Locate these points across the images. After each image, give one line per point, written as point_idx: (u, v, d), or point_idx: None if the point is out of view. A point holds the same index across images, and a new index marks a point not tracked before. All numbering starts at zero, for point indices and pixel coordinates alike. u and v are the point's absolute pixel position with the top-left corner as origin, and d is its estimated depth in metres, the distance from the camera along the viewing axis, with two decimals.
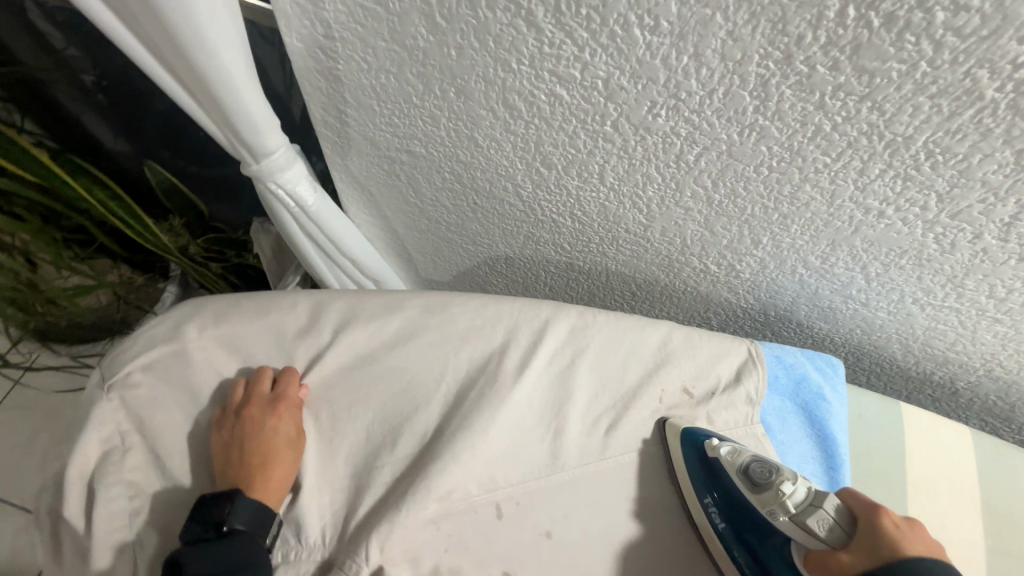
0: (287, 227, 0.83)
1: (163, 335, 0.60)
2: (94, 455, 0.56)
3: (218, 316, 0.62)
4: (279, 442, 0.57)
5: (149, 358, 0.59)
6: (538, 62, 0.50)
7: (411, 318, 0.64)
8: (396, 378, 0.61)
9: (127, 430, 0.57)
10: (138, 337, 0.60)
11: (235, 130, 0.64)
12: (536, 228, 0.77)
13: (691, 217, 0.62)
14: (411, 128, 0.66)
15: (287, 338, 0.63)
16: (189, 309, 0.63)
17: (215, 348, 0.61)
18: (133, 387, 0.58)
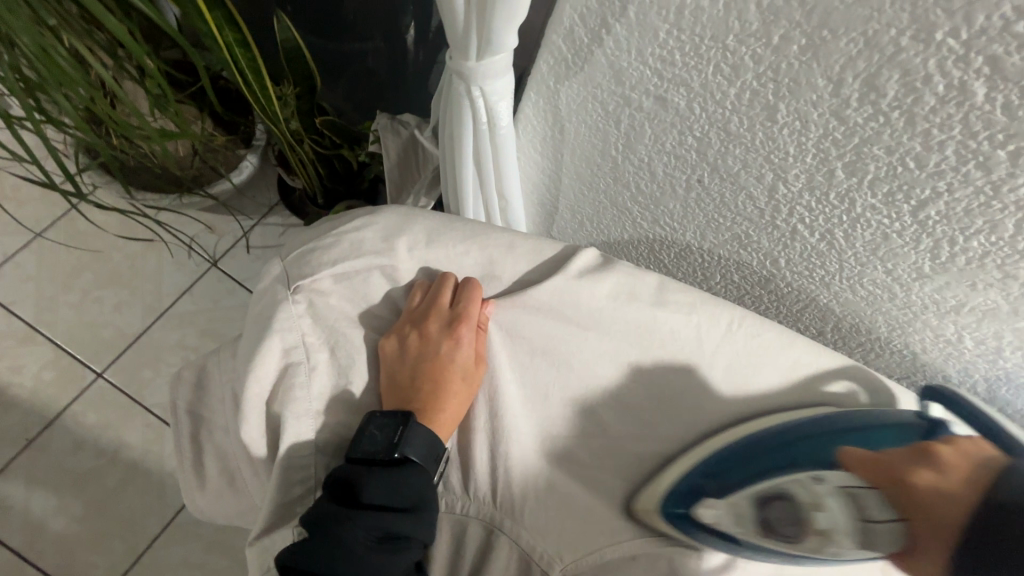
0: (461, 142, 0.69)
1: (371, 242, 0.51)
2: (272, 366, 0.49)
3: (418, 236, 0.52)
4: (455, 366, 0.52)
5: (348, 267, 0.50)
6: (981, 42, 0.36)
7: (641, 293, 0.52)
8: (600, 370, 0.54)
9: (319, 341, 0.51)
10: (340, 237, 0.51)
11: (484, 11, 0.50)
12: (756, 230, 0.64)
13: (999, 286, 0.50)
14: (692, 72, 0.52)
15: (502, 279, 0.54)
16: (395, 216, 0.53)
17: (421, 272, 0.53)
18: (323, 295, 0.50)
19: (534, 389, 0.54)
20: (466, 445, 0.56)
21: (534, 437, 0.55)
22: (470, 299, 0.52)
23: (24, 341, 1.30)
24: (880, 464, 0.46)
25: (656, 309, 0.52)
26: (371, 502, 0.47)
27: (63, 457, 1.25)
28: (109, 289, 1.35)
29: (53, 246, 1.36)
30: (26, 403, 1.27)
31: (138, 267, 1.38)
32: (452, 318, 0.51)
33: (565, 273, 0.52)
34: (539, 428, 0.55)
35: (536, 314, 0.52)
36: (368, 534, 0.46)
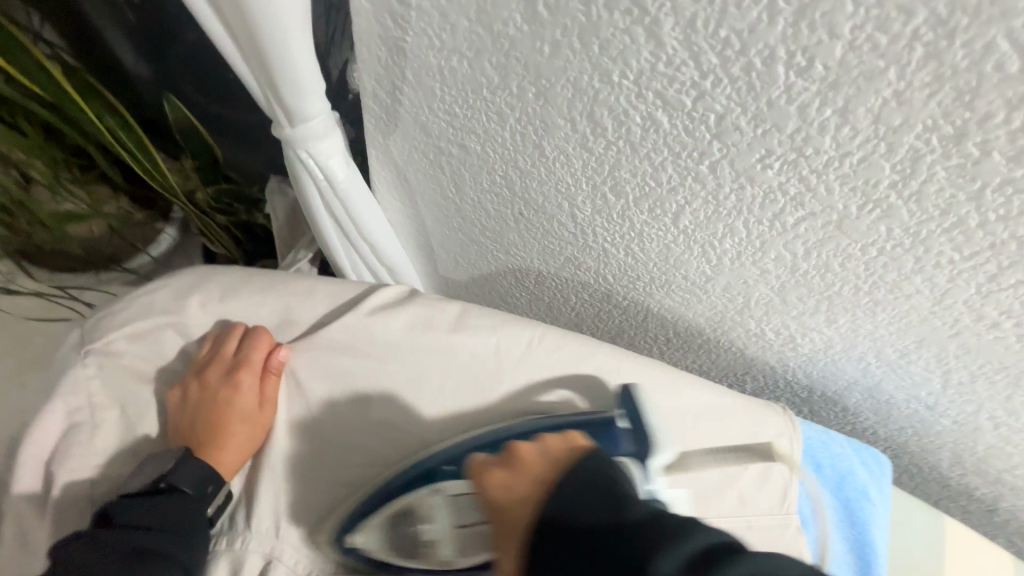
0: (307, 200, 0.75)
1: (161, 304, 0.56)
2: (54, 426, 0.53)
3: (214, 290, 0.57)
4: (235, 410, 0.55)
5: (139, 327, 0.55)
6: (645, 80, 0.43)
7: (434, 323, 0.57)
8: (395, 397, 0.56)
9: (103, 403, 0.55)
10: (128, 301, 0.56)
11: (277, 87, 0.56)
12: (580, 252, 0.69)
13: (764, 280, 0.56)
14: (472, 121, 0.58)
15: (302, 324, 0.57)
16: (190, 276, 0.58)
17: (213, 322, 0.57)
18: (114, 356, 0.55)
19: (334, 423, 0.56)
20: (255, 485, 0.57)
21: (343, 478, 0.56)
22: (250, 344, 0.56)
23: None
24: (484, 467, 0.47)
25: (450, 335, 0.56)
26: (123, 524, 0.49)
27: None
28: (31, 372, 1.36)
29: None
30: None
31: (60, 347, 1.39)
32: (232, 364, 0.54)
33: (355, 310, 0.56)
34: (348, 466, 0.56)
35: (331, 353, 0.56)
36: (117, 549, 0.47)
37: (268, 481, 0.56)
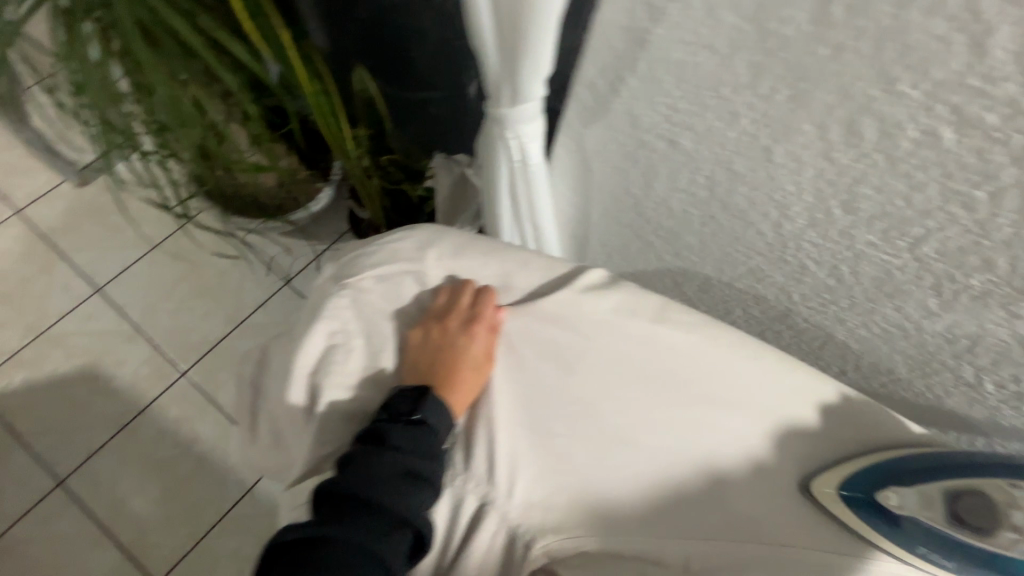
0: (496, 176, 0.78)
1: (408, 251, 0.59)
2: (318, 344, 0.58)
3: (451, 247, 0.60)
4: (471, 359, 0.58)
5: (387, 271, 0.59)
6: (941, 93, 0.40)
7: (641, 312, 0.58)
8: (601, 374, 0.58)
9: (353, 329, 0.58)
10: (385, 244, 0.59)
11: (513, 69, 0.59)
12: (769, 264, 0.67)
13: (1007, 325, 0.50)
14: (695, 118, 0.58)
15: (518, 293, 0.60)
16: (428, 230, 0.61)
17: (445, 278, 0.60)
18: (365, 292, 0.58)
19: (538, 389, 0.59)
20: (471, 434, 0.59)
21: (544, 443, 0.58)
22: (484, 301, 0.58)
23: (127, 339, 1.50)
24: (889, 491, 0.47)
25: (658, 325, 0.57)
26: (393, 445, 0.52)
27: (147, 443, 1.41)
28: (200, 299, 1.55)
29: (160, 258, 1.58)
30: (120, 394, 1.45)
31: (225, 281, 1.57)
32: (471, 318, 0.57)
33: (572, 286, 0.58)
34: (549, 433, 0.58)
35: (546, 325, 0.58)
36: (394, 468, 0.51)
37: (485, 433, 0.58)
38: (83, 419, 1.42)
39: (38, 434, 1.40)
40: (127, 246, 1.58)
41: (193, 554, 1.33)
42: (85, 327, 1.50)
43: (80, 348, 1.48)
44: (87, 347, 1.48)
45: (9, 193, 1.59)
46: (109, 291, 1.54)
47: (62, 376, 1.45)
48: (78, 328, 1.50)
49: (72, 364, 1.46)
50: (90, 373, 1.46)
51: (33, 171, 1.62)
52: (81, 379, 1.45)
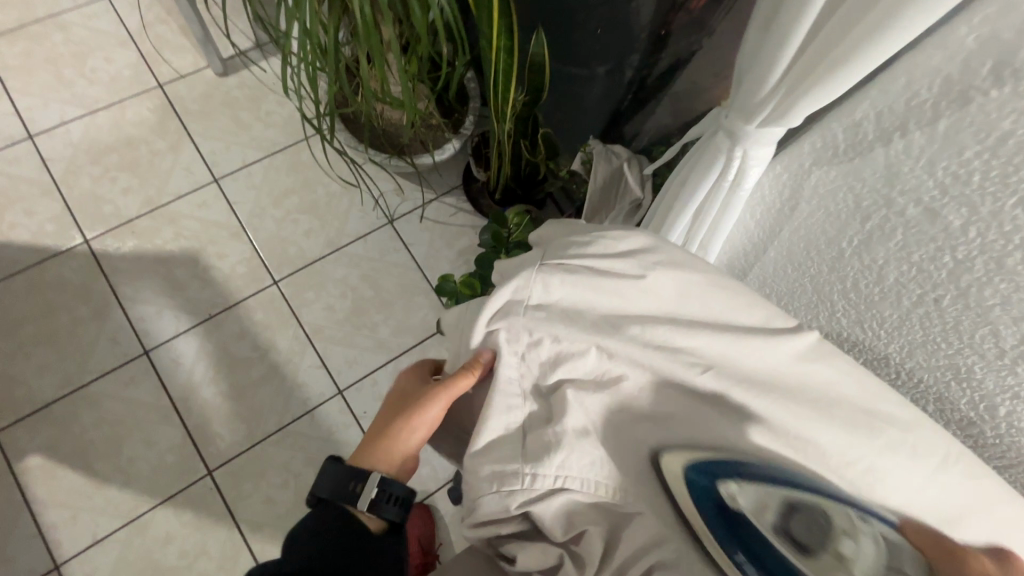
0: (691, 189, 0.73)
1: (619, 254, 0.54)
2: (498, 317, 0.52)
3: (672, 267, 0.53)
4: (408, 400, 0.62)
5: (593, 265, 0.53)
6: None
7: (862, 394, 0.51)
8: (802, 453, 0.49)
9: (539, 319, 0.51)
10: (593, 244, 0.54)
11: (800, 91, 0.52)
12: (983, 367, 0.60)
13: None
14: (982, 197, 0.51)
15: (728, 330, 0.51)
16: (640, 240, 0.55)
17: (655, 294, 0.52)
18: (565, 282, 0.51)
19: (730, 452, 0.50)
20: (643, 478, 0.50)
21: None
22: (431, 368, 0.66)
23: (232, 236, 1.53)
24: (923, 535, 0.48)
25: (882, 413, 0.51)
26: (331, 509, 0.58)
27: (228, 338, 1.46)
28: (306, 215, 1.57)
29: (277, 165, 1.59)
30: (214, 285, 1.49)
31: (334, 204, 1.58)
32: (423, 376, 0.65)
33: (796, 344, 0.51)
34: None
35: (756, 381, 0.50)
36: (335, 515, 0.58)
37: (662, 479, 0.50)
38: (177, 299, 1.47)
39: (136, 301, 1.46)
40: (250, 145, 1.60)
41: (247, 455, 1.37)
42: (198, 213, 1.54)
43: (189, 231, 1.52)
44: (195, 232, 1.52)
45: (156, 65, 1.63)
46: (225, 184, 1.56)
47: (168, 253, 1.50)
48: (190, 212, 1.54)
49: (181, 244, 1.51)
50: (193, 257, 1.50)
51: (181, 49, 1.64)
52: (183, 260, 1.50)
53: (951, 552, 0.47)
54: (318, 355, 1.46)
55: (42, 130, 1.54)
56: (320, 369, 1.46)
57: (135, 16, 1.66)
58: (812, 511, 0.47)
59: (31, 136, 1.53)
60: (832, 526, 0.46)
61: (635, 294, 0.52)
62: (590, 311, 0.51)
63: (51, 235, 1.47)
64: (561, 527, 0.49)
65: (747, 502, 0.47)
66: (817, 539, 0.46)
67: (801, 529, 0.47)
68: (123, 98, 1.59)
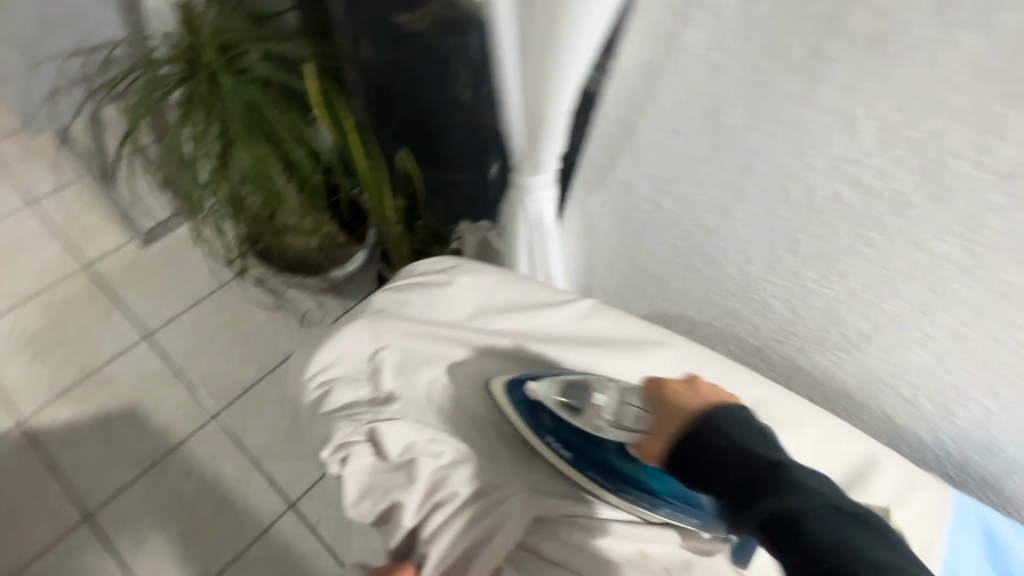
0: (516, 226, 0.95)
1: (439, 271, 0.69)
2: (343, 336, 0.62)
3: (473, 270, 0.70)
4: None
5: (419, 282, 0.68)
6: (838, 164, 0.57)
7: (632, 333, 0.69)
8: None
9: (379, 330, 0.63)
10: (417, 268, 0.70)
11: (535, 146, 0.78)
12: (741, 304, 0.81)
13: (923, 343, 0.63)
14: (673, 185, 0.75)
15: (525, 308, 0.68)
16: (455, 259, 0.72)
17: (469, 293, 0.68)
18: (397, 299, 0.66)
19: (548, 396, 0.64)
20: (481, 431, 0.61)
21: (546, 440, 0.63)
22: None
23: (168, 382, 1.62)
24: (662, 381, 0.54)
25: (650, 341, 0.68)
26: None
27: (173, 481, 1.49)
28: (238, 347, 1.69)
29: (205, 309, 1.74)
30: (153, 434, 1.55)
31: (263, 332, 1.72)
32: None
33: (575, 307, 0.69)
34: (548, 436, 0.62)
35: (550, 339, 0.67)
36: None
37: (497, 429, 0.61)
38: (117, 456, 1.51)
39: (76, 468, 1.49)
40: (178, 297, 1.75)
41: None
42: (131, 369, 1.63)
43: (124, 389, 1.60)
44: (130, 388, 1.60)
45: (83, 247, 1.80)
46: (157, 338, 1.68)
47: (105, 413, 1.56)
48: (124, 370, 1.63)
49: (118, 402, 1.58)
50: (131, 412, 1.57)
51: (106, 231, 1.83)
52: (121, 417, 1.56)
53: (665, 383, 0.53)
54: (265, 475, 1.51)
55: None
56: (269, 487, 1.50)
57: (59, 213, 1.85)
58: (586, 381, 0.58)
59: None
60: (596, 391, 0.57)
61: (452, 297, 0.67)
62: (421, 318, 0.65)
63: None
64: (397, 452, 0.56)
65: (542, 389, 0.59)
66: (581, 402, 0.58)
67: (575, 400, 0.58)
68: (51, 284, 1.74)
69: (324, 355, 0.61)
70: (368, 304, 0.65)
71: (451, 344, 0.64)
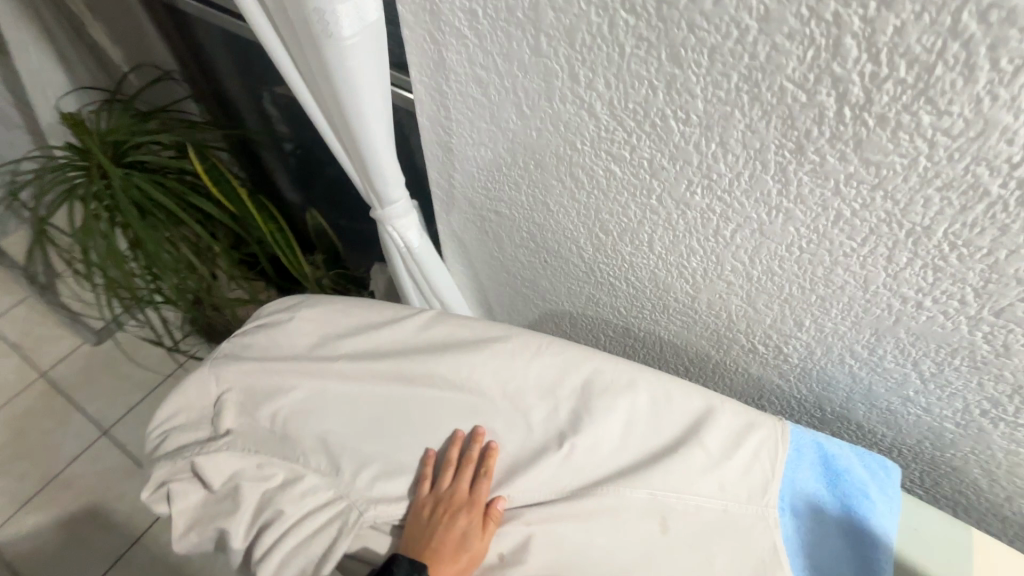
0: (392, 258, 0.99)
1: (284, 309, 0.73)
2: (189, 387, 0.67)
3: (317, 303, 0.73)
4: (452, 544, 0.58)
5: (264, 322, 0.72)
6: (597, 144, 0.62)
7: (474, 332, 0.71)
8: (432, 387, 0.67)
9: (222, 376, 0.67)
10: (266, 310, 0.74)
11: (370, 179, 0.83)
12: (596, 288, 0.84)
13: (734, 292, 0.66)
14: (499, 191, 0.80)
15: (366, 328, 0.71)
16: (304, 296, 0.76)
17: (311, 324, 0.71)
18: (243, 343, 0.70)
19: (388, 406, 0.65)
20: (321, 454, 0.63)
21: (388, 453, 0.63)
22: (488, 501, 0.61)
23: (127, 474, 1.63)
24: None
25: (489, 337, 0.70)
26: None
27: (139, 572, 1.48)
28: None
29: (159, 395, 1.77)
30: (117, 528, 1.55)
31: None
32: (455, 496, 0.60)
33: (415, 319, 0.72)
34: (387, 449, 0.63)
35: (390, 352, 0.69)
36: None
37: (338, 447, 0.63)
38: (82, 557, 1.51)
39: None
40: (132, 389, 1.78)
41: None
42: (91, 467, 1.65)
43: (85, 487, 1.61)
44: (91, 486, 1.62)
45: (37, 358, 1.85)
46: (114, 432, 1.70)
47: (68, 515, 1.57)
48: (84, 469, 1.65)
49: (79, 502, 1.59)
50: (92, 510, 1.58)
51: (60, 337, 1.89)
52: (83, 517, 1.57)
53: None
54: None
55: None
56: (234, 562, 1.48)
57: (12, 328, 1.91)
58: None
59: None
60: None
61: (293, 330, 0.70)
62: (263, 355, 0.68)
63: None
64: (217, 479, 0.62)
65: None
66: None
67: None
68: (9, 398, 1.78)
69: (168, 405, 0.66)
70: (215, 352, 0.70)
71: (290, 375, 0.66)
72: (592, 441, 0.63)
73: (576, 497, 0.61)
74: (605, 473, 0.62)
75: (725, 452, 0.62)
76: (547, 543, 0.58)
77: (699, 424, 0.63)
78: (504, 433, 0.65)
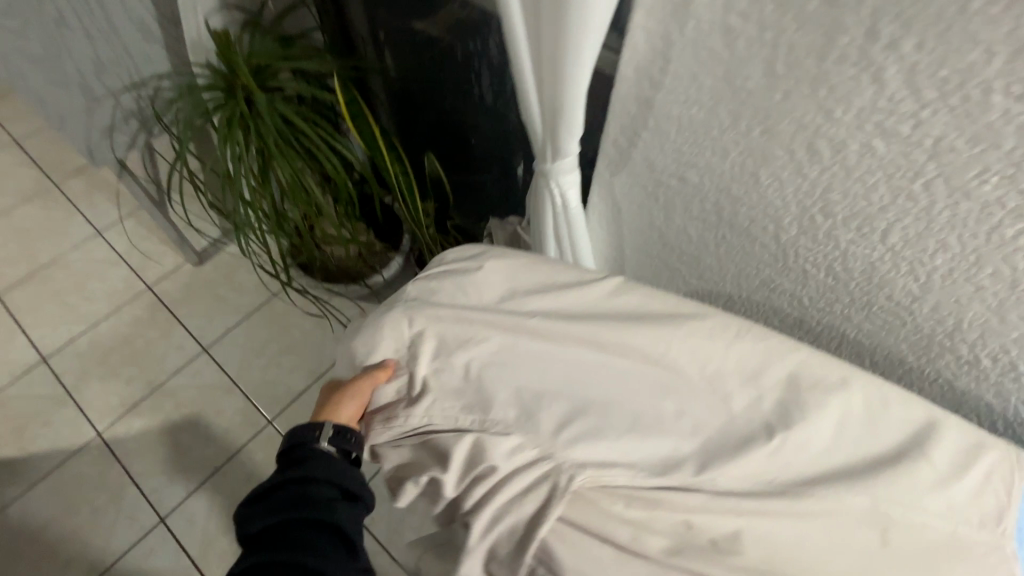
0: (542, 216, 0.94)
1: (466, 258, 0.71)
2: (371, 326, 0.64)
3: (500, 255, 0.71)
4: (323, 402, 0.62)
5: (447, 269, 0.70)
6: (866, 115, 0.55)
7: (665, 305, 0.68)
8: (625, 359, 0.64)
9: (408, 318, 0.64)
10: (448, 257, 0.72)
11: (554, 128, 0.78)
12: (779, 274, 0.78)
13: (979, 298, 0.60)
14: (697, 156, 0.74)
15: (553, 287, 0.69)
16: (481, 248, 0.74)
17: (497, 276, 0.69)
18: (426, 287, 0.68)
19: (581, 374, 0.63)
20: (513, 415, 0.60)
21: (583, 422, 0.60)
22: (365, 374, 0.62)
23: (225, 392, 1.71)
24: None
25: (683, 312, 0.67)
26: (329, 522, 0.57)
27: (234, 484, 1.57)
28: (286, 356, 1.77)
29: (255, 322, 1.83)
30: (216, 441, 1.64)
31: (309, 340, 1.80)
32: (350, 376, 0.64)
33: (603, 284, 0.69)
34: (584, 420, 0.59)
35: (580, 317, 0.66)
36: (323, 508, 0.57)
37: (533, 406, 0.60)
38: (183, 463, 1.60)
39: (147, 475, 1.59)
40: (229, 312, 1.84)
41: None
42: (192, 381, 1.73)
43: (187, 399, 1.70)
44: (192, 398, 1.70)
45: (143, 271, 1.93)
46: (213, 351, 1.78)
47: (170, 423, 1.66)
48: (185, 381, 1.73)
49: (180, 412, 1.68)
50: (192, 421, 1.67)
51: (164, 254, 1.96)
52: (184, 426, 1.66)
53: None
54: None
55: (54, 351, 1.79)
56: None
57: (121, 241, 1.99)
58: None
59: (45, 359, 1.78)
60: None
61: (479, 281, 0.68)
62: (452, 302, 0.67)
63: (66, 438, 1.65)
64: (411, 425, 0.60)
65: None
66: None
67: None
68: (119, 305, 1.87)
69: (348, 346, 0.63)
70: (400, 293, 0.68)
71: (480, 327, 0.64)
72: (800, 438, 0.59)
73: (786, 493, 0.57)
74: (815, 473, 0.58)
75: (952, 470, 0.57)
76: (759, 538, 0.55)
77: (918, 436, 0.59)
78: (704, 417, 0.61)
